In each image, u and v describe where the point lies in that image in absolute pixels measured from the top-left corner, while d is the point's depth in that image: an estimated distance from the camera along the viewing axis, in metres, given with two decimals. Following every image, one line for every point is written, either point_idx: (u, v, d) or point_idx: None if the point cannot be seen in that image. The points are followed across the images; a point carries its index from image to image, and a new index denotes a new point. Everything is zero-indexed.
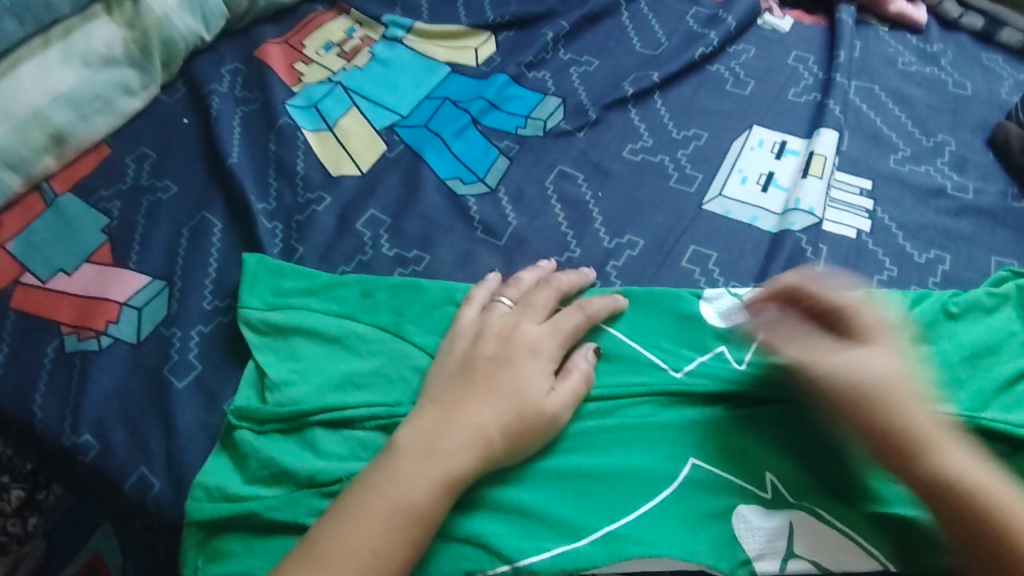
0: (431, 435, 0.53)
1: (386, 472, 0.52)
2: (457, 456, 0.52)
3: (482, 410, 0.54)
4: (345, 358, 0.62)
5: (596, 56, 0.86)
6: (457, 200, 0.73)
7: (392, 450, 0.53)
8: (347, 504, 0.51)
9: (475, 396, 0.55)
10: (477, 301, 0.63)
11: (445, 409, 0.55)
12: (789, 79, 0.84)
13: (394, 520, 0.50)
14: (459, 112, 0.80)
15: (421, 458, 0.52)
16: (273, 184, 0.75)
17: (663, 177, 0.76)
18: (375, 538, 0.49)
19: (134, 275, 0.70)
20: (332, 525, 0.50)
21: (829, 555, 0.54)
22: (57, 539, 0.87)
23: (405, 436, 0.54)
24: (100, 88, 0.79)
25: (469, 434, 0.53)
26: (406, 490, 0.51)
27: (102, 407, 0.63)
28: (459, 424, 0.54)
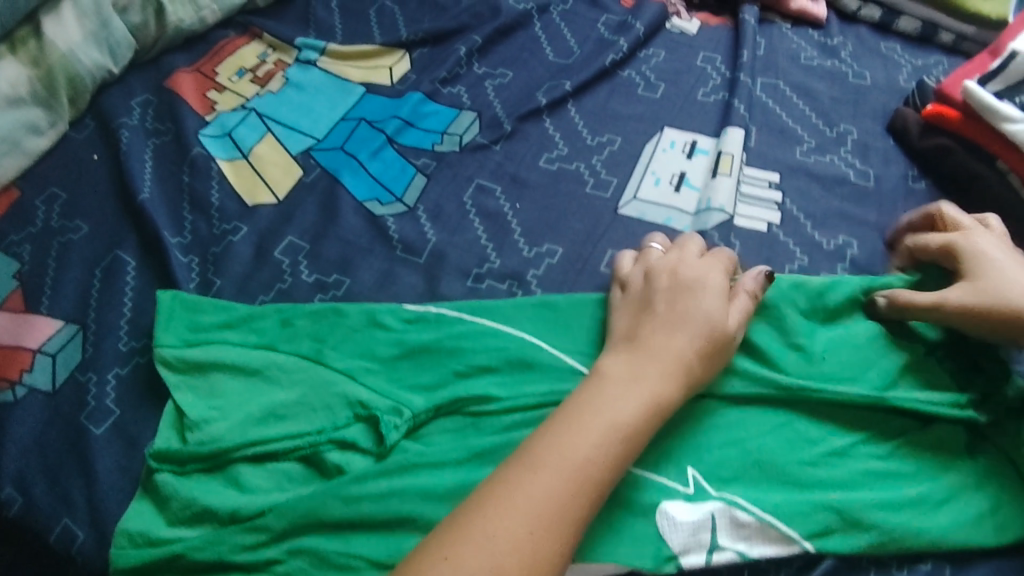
0: (633, 363, 0.56)
1: (588, 396, 0.54)
2: (657, 379, 0.55)
3: (673, 335, 0.58)
4: (270, 388, 0.62)
5: (511, 67, 0.86)
6: (376, 221, 0.73)
7: (600, 380, 0.55)
8: (552, 424, 0.52)
9: (666, 325, 0.58)
10: (628, 256, 0.67)
11: (640, 340, 0.58)
12: (697, 80, 0.86)
13: (610, 434, 0.52)
14: (374, 132, 0.80)
15: (630, 383, 0.55)
16: (188, 219, 0.74)
17: (579, 184, 0.76)
18: (592, 448, 0.51)
19: (46, 320, 0.68)
20: (545, 437, 0.52)
21: (751, 546, 0.56)
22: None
23: (614, 365, 0.57)
24: (6, 129, 0.77)
25: (671, 358, 0.56)
26: (612, 411, 0.53)
27: (23, 459, 0.62)
28: (658, 352, 0.57)
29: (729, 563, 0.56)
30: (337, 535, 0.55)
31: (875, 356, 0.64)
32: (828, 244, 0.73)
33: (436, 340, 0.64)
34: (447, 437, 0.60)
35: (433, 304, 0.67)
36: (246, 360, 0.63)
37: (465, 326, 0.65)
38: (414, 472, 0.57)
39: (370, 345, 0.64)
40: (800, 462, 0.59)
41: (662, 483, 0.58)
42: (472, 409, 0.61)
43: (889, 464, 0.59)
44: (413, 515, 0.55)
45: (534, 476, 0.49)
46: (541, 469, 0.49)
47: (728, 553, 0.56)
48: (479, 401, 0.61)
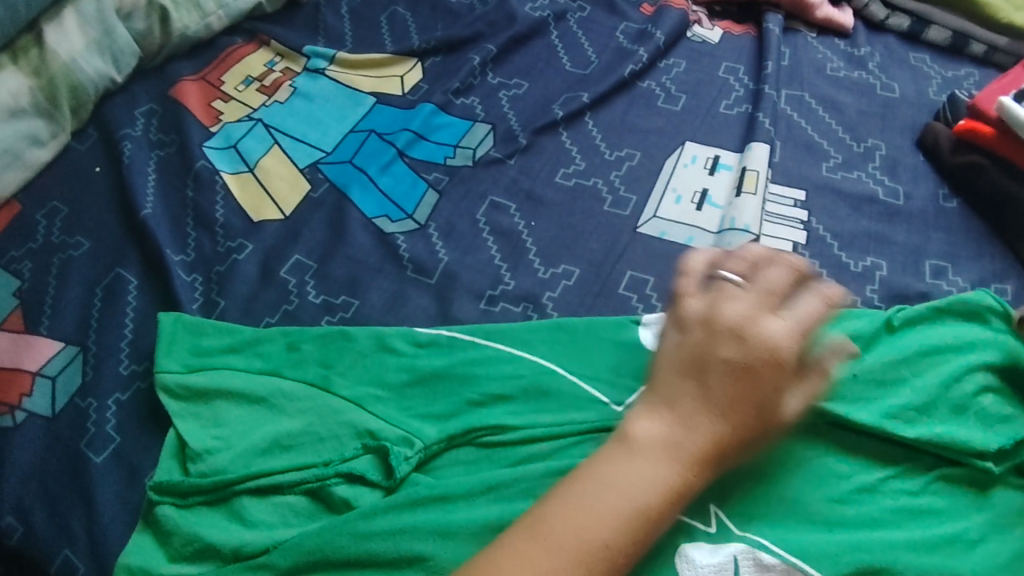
0: (673, 431, 0.51)
1: (614, 465, 0.50)
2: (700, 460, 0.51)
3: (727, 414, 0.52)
4: (275, 416, 0.59)
5: (525, 78, 0.83)
6: (385, 239, 0.71)
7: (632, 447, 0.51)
8: (570, 496, 0.49)
9: (719, 394, 0.52)
10: (693, 275, 0.58)
11: (685, 409, 0.52)
12: (720, 92, 0.83)
13: (630, 518, 0.48)
14: (384, 145, 0.77)
15: (666, 461, 0.50)
16: (191, 235, 0.72)
17: (597, 202, 0.74)
18: (616, 535, 0.48)
19: (46, 341, 0.66)
20: (559, 506, 0.48)
21: None
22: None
23: (650, 432, 0.51)
24: (7, 142, 0.75)
25: (716, 442, 0.51)
26: (642, 491, 0.49)
27: (23, 487, 0.60)
28: (704, 432, 0.51)
29: None
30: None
31: (907, 374, 0.62)
32: (855, 265, 0.70)
33: (447, 367, 0.62)
34: (460, 469, 0.57)
35: (440, 328, 0.64)
36: (250, 387, 0.60)
37: (477, 352, 0.63)
38: (425, 508, 0.55)
39: (379, 371, 0.62)
40: (826, 498, 0.56)
41: (686, 523, 0.55)
42: (485, 440, 0.58)
43: (922, 501, 0.57)
44: (426, 553, 0.52)
45: (554, 559, 0.46)
46: (549, 547, 0.47)
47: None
48: (492, 432, 0.58)
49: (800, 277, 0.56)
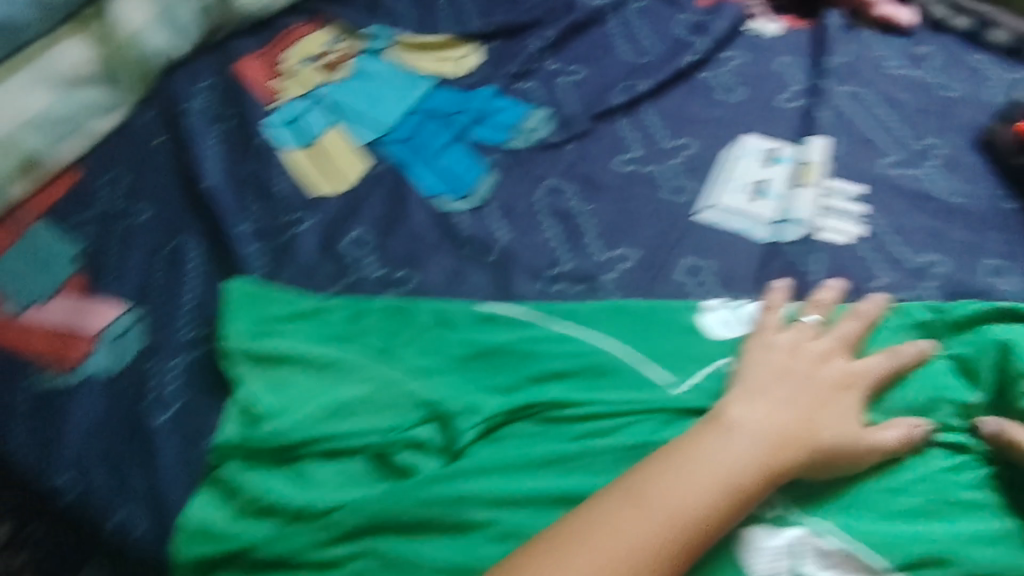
0: (764, 416, 0.55)
1: (709, 439, 0.53)
2: (795, 448, 0.53)
3: (827, 418, 0.56)
4: (340, 382, 0.60)
5: (583, 66, 0.84)
6: (443, 217, 0.71)
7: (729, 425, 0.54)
8: (666, 466, 0.52)
9: (820, 400, 0.57)
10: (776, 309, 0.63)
11: (777, 400, 0.56)
12: (778, 85, 0.83)
13: (726, 489, 0.51)
14: (442, 129, 0.78)
15: (757, 439, 0.53)
16: (251, 206, 0.72)
17: (653, 188, 0.74)
18: (708, 501, 0.50)
19: (107, 305, 0.67)
20: (655, 474, 0.52)
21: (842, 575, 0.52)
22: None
23: (744, 414, 0.54)
24: (71, 110, 0.78)
25: (801, 429, 0.54)
26: (735, 463, 0.52)
27: (82, 444, 0.61)
28: (791, 421, 0.55)
29: None
30: (409, 538, 0.54)
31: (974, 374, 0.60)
32: (913, 262, 0.70)
33: (507, 342, 0.62)
34: (520, 441, 0.58)
35: (499, 303, 0.65)
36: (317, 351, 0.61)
37: (537, 329, 0.63)
38: (487, 476, 0.56)
39: (443, 342, 0.63)
40: (883, 485, 0.56)
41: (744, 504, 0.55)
42: (547, 415, 0.59)
43: (978, 496, 0.56)
44: (490, 521, 0.54)
45: (642, 517, 0.49)
46: (646, 509, 0.50)
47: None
48: (552, 408, 0.59)
49: (870, 324, 0.63)
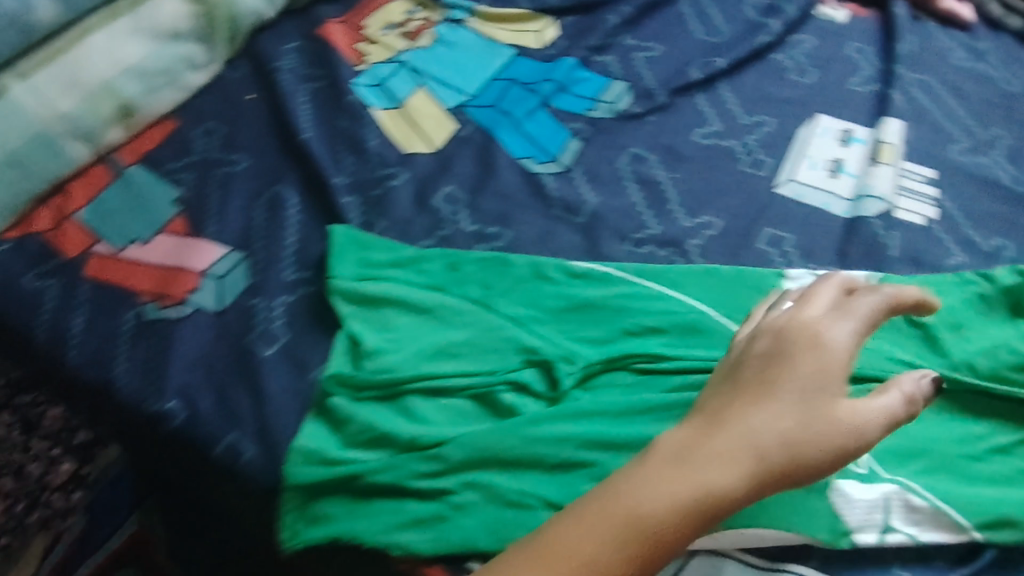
0: (694, 437, 0.48)
1: (631, 475, 0.48)
2: (738, 472, 0.46)
3: (759, 419, 0.48)
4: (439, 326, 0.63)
5: (661, 41, 0.86)
6: (533, 178, 0.74)
7: (674, 461, 0.47)
8: (661, 452, 0.48)
9: (761, 399, 0.49)
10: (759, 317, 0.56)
11: (719, 418, 0.49)
12: (849, 70, 0.86)
13: (727, 467, 0.47)
14: (528, 94, 0.80)
15: (716, 458, 0.47)
16: (345, 160, 0.75)
17: (733, 161, 0.77)
18: (707, 473, 0.46)
19: (211, 245, 0.71)
20: (650, 459, 0.48)
21: (924, 530, 0.56)
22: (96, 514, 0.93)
23: (675, 439, 0.49)
24: (167, 62, 0.79)
25: (742, 446, 0.47)
26: (643, 501, 0.46)
27: (189, 374, 0.64)
28: (729, 434, 0.48)
29: (901, 545, 0.56)
30: (514, 474, 0.56)
31: None
32: (984, 244, 0.73)
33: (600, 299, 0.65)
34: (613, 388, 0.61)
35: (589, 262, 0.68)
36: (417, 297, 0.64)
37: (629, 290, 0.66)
38: (587, 420, 0.58)
39: (536, 296, 0.66)
40: (956, 446, 0.60)
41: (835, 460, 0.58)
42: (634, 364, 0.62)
43: None
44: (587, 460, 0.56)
45: (661, 480, 0.46)
46: (641, 485, 0.47)
47: (900, 534, 0.56)
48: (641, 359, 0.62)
49: (845, 290, 0.54)
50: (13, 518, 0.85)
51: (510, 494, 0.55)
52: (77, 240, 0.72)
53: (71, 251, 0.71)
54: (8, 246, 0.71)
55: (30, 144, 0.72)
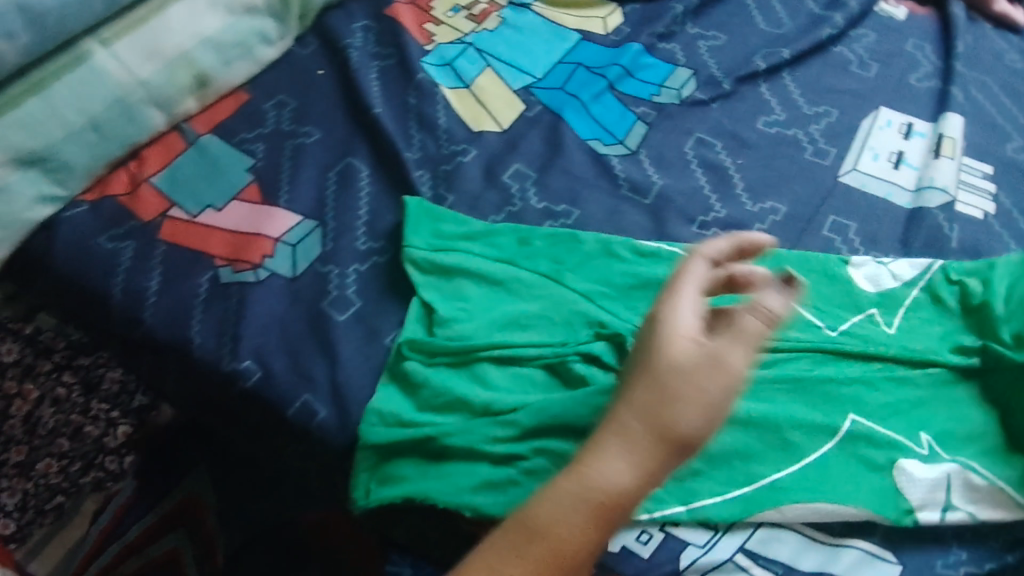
0: (615, 431, 0.45)
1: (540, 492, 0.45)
2: (625, 457, 0.44)
3: (687, 417, 0.44)
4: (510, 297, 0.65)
5: (723, 31, 0.87)
6: (600, 159, 0.75)
7: (581, 471, 0.44)
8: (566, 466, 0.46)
9: (680, 399, 0.44)
10: None
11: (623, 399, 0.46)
12: (909, 65, 0.87)
13: (618, 463, 0.44)
14: (595, 78, 0.81)
15: (617, 434, 0.45)
16: (416, 136, 0.76)
17: (797, 149, 0.77)
18: (607, 478, 0.44)
19: (285, 213, 0.72)
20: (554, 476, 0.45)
21: (981, 507, 0.57)
22: (145, 482, 0.88)
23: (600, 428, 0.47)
24: (243, 34, 0.80)
25: (640, 424, 0.44)
26: (563, 520, 0.43)
27: (263, 335, 0.65)
28: (628, 418, 0.45)
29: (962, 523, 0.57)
30: None
31: None
32: None
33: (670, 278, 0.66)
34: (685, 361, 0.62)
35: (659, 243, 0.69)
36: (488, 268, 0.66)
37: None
38: None
39: (604, 271, 0.67)
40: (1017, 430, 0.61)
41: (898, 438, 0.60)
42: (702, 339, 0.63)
43: None
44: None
45: (550, 503, 0.44)
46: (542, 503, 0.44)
47: (959, 513, 0.57)
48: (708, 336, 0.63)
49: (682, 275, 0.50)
50: (67, 479, 0.85)
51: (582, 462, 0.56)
52: (153, 204, 0.73)
53: (146, 214, 0.73)
54: (85, 208, 0.73)
55: (110, 109, 0.73)
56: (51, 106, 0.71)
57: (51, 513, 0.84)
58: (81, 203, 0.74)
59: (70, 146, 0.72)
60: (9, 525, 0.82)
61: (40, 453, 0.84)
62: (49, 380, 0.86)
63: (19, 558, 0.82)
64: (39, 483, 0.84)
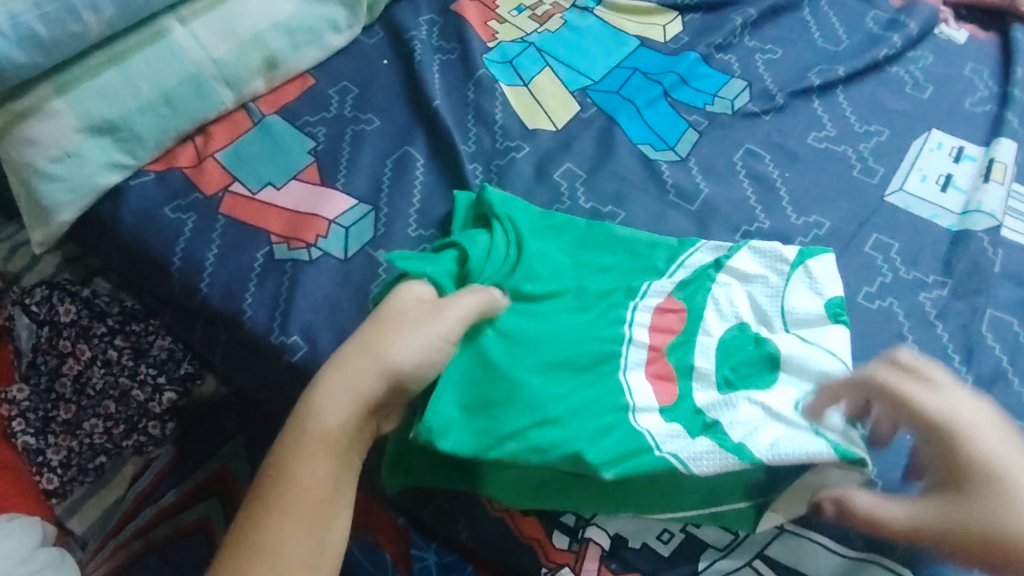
0: (340, 398, 0.47)
1: (278, 464, 0.45)
2: (344, 402, 0.47)
3: (406, 343, 0.51)
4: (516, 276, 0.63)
5: (781, 45, 0.88)
6: (650, 164, 0.76)
7: (297, 431, 0.46)
8: (294, 450, 0.45)
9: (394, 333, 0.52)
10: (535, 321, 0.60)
11: (346, 376, 0.48)
12: (966, 89, 0.87)
13: (332, 436, 0.46)
14: (651, 83, 0.83)
15: (349, 395, 0.48)
16: (472, 130, 0.78)
17: (846, 166, 0.79)
18: (338, 422, 0.47)
19: (342, 196, 0.75)
20: (285, 454, 0.45)
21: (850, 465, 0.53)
22: (186, 451, 0.91)
23: (332, 417, 0.46)
24: (313, 21, 0.82)
25: (369, 373, 0.49)
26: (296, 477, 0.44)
27: (311, 312, 0.68)
28: (354, 373, 0.48)
29: None
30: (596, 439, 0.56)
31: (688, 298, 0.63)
32: None
33: (698, 274, 0.64)
34: (675, 356, 0.60)
35: (700, 252, 0.66)
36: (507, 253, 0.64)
37: (720, 275, 0.64)
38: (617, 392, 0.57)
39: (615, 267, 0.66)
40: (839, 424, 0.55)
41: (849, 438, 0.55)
42: (639, 336, 0.61)
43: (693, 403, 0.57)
44: (541, 405, 0.55)
45: (299, 472, 0.44)
46: (281, 483, 0.44)
47: None
48: (642, 329, 0.61)
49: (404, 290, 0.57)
50: (110, 440, 0.89)
51: (503, 428, 0.54)
52: (216, 178, 0.76)
53: (208, 188, 0.76)
54: (151, 177, 0.77)
55: (183, 85, 0.76)
56: (127, 77, 0.74)
57: (93, 472, 0.89)
58: (147, 173, 0.77)
59: (142, 118, 0.75)
60: (52, 480, 0.88)
61: (87, 413, 0.88)
62: (102, 342, 0.89)
63: (61, 512, 0.88)
64: (83, 442, 0.88)
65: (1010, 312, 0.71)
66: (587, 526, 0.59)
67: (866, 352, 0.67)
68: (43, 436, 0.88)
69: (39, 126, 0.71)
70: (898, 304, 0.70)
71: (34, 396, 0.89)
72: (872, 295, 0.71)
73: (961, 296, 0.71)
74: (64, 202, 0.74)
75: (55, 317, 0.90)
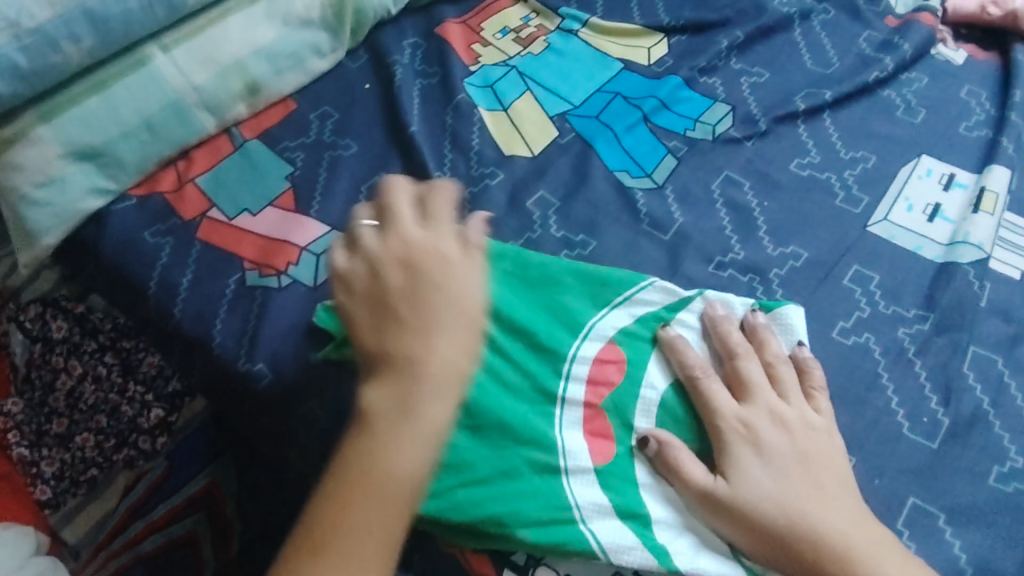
0: (421, 465, 0.45)
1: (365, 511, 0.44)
2: (417, 454, 0.45)
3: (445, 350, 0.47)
4: None
5: (768, 68, 0.87)
6: (626, 192, 0.76)
7: (370, 473, 0.44)
8: (373, 502, 0.44)
9: (437, 392, 0.46)
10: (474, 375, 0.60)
11: (407, 410, 0.46)
12: (961, 113, 0.85)
13: (405, 495, 0.45)
14: (631, 108, 0.82)
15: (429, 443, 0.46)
16: (448, 155, 0.78)
17: (829, 195, 0.77)
18: (419, 467, 0.45)
19: (314, 223, 0.75)
20: (357, 495, 0.44)
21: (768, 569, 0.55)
22: (180, 460, 0.92)
23: (407, 466, 0.45)
24: (295, 47, 0.83)
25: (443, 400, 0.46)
26: (369, 525, 0.44)
27: (278, 341, 0.68)
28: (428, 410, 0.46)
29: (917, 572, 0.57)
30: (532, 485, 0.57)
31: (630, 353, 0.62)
32: None
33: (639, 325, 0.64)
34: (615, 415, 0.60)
35: (654, 296, 0.66)
36: None
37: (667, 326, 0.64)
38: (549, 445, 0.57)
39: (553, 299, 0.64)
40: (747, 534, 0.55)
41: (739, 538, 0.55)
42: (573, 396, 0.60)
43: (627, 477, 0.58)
44: (468, 464, 0.55)
45: (388, 514, 0.44)
46: (346, 538, 0.43)
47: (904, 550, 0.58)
48: (576, 384, 0.60)
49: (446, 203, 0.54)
50: (102, 453, 0.89)
51: None
52: (194, 204, 0.77)
53: (186, 214, 0.77)
54: (133, 202, 0.78)
55: (165, 111, 0.77)
56: (110, 105, 0.75)
57: (85, 484, 0.89)
58: (129, 197, 0.78)
59: (124, 143, 0.76)
60: (46, 492, 0.87)
61: (80, 427, 0.89)
62: (92, 358, 0.90)
63: (54, 522, 0.87)
64: (77, 455, 0.88)
65: (996, 350, 0.69)
66: (537, 566, 0.57)
67: (839, 392, 0.65)
68: (37, 449, 0.87)
69: (23, 152, 0.72)
70: (875, 340, 0.68)
71: (28, 410, 0.88)
72: (847, 330, 0.69)
73: (943, 331, 0.69)
74: (49, 225, 0.75)
75: (47, 334, 0.89)
